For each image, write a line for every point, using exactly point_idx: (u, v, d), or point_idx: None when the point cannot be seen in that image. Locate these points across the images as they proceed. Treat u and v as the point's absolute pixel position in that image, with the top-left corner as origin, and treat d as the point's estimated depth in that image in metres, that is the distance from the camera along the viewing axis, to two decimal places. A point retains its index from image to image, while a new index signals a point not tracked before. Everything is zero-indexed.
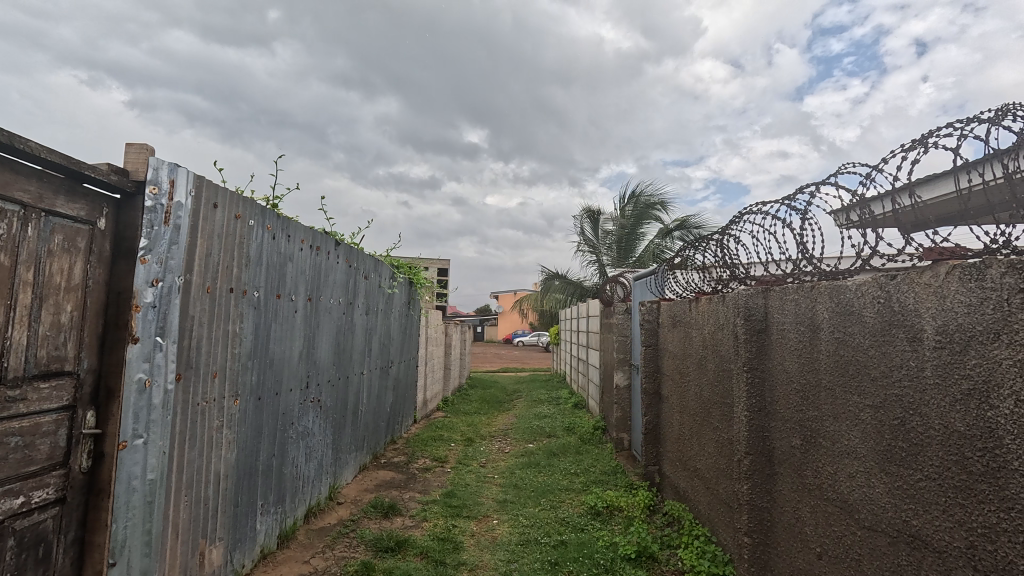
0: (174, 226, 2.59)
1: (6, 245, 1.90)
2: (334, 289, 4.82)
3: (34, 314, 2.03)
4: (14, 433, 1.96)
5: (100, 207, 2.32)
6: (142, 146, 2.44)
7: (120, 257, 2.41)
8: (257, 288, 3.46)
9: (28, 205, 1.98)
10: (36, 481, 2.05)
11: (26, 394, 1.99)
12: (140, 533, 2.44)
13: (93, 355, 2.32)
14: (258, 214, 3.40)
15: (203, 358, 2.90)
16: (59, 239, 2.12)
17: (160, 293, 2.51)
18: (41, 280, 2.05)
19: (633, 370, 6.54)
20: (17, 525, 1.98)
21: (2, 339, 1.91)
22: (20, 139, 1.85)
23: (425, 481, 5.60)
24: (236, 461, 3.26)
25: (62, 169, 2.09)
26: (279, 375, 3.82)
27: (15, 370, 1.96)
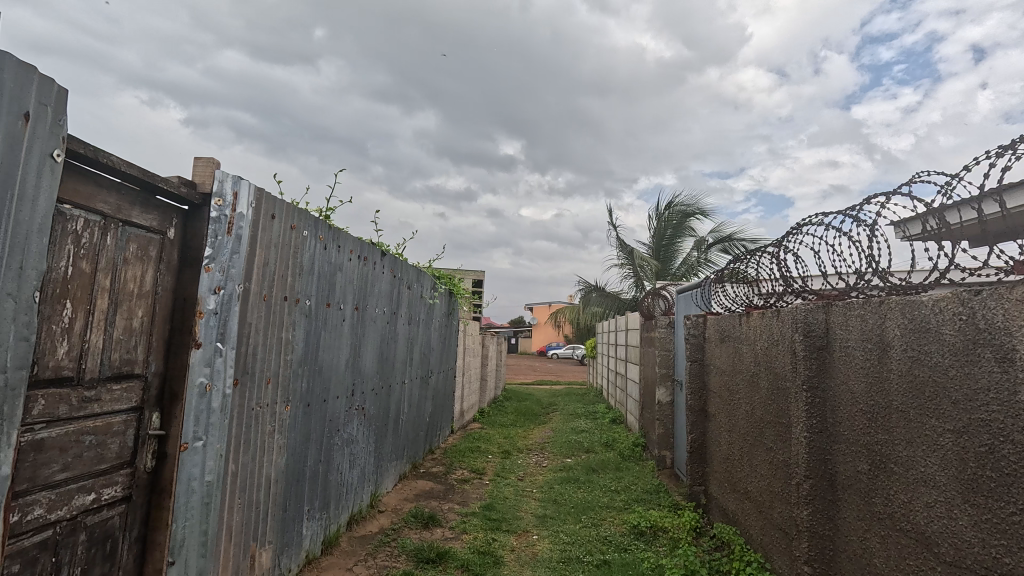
0: (236, 237, 2.70)
1: (87, 253, 2.02)
2: (379, 299, 4.91)
3: (110, 318, 2.14)
4: (88, 432, 2.06)
5: (170, 218, 2.44)
6: (208, 160, 2.55)
7: (186, 266, 2.52)
8: (309, 296, 3.55)
9: (108, 215, 2.10)
10: (106, 479, 2.16)
11: (100, 394, 2.10)
12: (197, 534, 2.52)
13: (159, 358, 2.42)
14: (311, 225, 3.51)
15: (258, 364, 2.99)
16: (133, 248, 2.24)
17: (221, 301, 2.61)
18: (116, 286, 2.17)
19: (676, 385, 6.37)
20: (88, 520, 2.09)
21: (83, 342, 2.03)
22: (104, 154, 1.98)
23: (464, 493, 5.59)
24: (286, 465, 3.34)
25: (138, 182, 2.21)
26: (327, 382, 3.90)
27: (92, 372, 2.08)
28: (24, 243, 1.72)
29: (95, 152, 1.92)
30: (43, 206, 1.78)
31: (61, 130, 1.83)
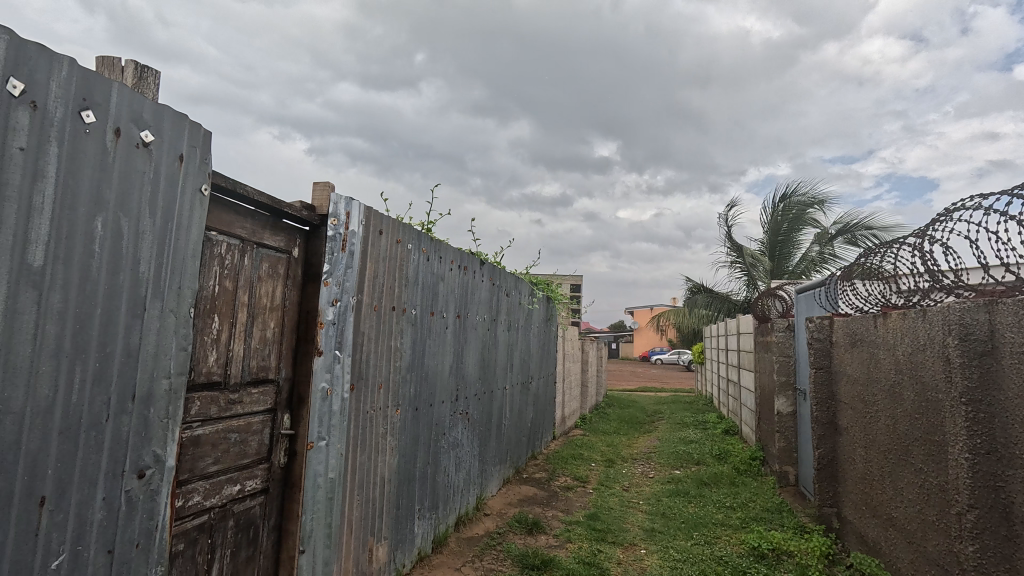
0: (349, 253, 2.95)
1: (230, 273, 2.31)
2: (479, 306, 5.05)
3: (248, 330, 2.43)
4: (233, 431, 2.35)
5: (295, 238, 2.71)
6: (324, 184, 2.80)
7: (308, 281, 2.78)
8: (414, 306, 3.76)
9: (245, 239, 2.39)
10: (248, 472, 2.43)
11: (241, 397, 2.39)
12: (323, 526, 2.78)
13: (288, 365, 2.69)
14: (415, 238, 3.71)
15: (371, 371, 3.21)
16: (265, 266, 2.52)
17: (338, 312, 2.86)
18: (252, 301, 2.45)
19: (799, 395, 5.79)
20: (235, 508, 2.38)
21: (228, 350, 2.32)
22: (240, 185, 2.27)
23: (568, 501, 5.54)
24: (398, 465, 3.55)
25: (268, 209, 2.49)
26: (433, 387, 4.09)
27: (236, 377, 2.37)
28: (182, 266, 2.03)
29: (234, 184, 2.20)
30: (195, 233, 2.08)
31: (207, 167, 2.14)
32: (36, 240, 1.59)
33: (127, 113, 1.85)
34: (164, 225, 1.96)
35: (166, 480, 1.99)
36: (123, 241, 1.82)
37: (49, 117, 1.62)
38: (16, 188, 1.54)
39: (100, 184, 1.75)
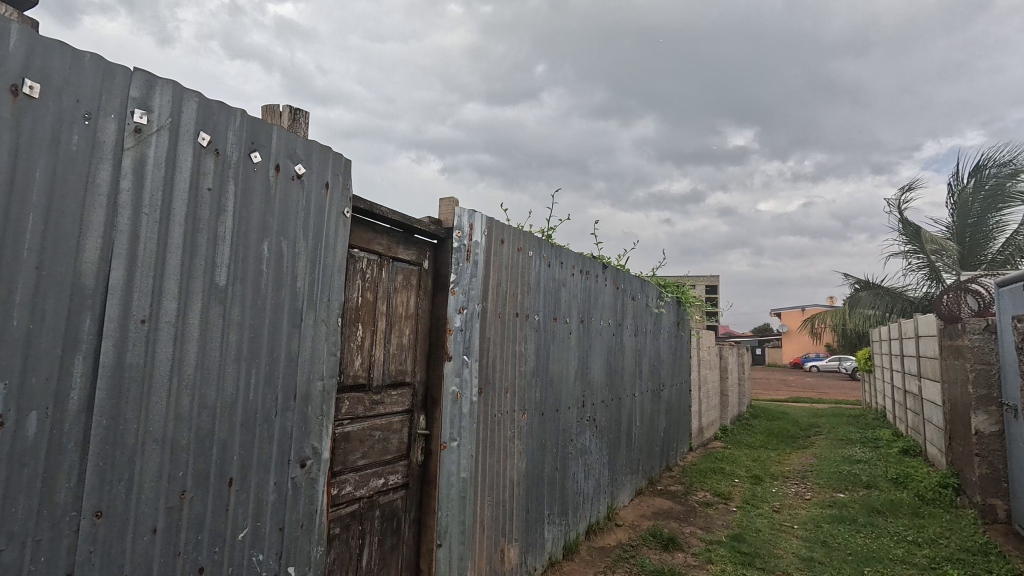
0: (473, 261, 3.62)
1: (370, 284, 3.06)
2: (604, 311, 5.00)
3: (388, 336, 3.18)
4: (376, 430, 3.08)
5: (425, 252, 3.44)
6: (450, 202, 3.55)
7: (437, 290, 3.48)
8: (538, 312, 4.14)
9: (382, 254, 3.17)
10: (390, 467, 3.14)
11: (384, 398, 3.12)
12: (457, 523, 3.36)
13: (422, 370, 3.37)
14: (535, 246, 4.18)
15: (497, 376, 3.73)
16: (399, 276, 3.26)
17: (465, 319, 3.51)
18: (390, 309, 3.19)
19: (1007, 414, 4.78)
20: (381, 500, 3.10)
21: (370, 357, 3.06)
22: (377, 208, 3.09)
23: (708, 518, 5.13)
24: (527, 468, 3.90)
25: (400, 226, 3.25)
26: (559, 393, 4.30)
27: (379, 379, 3.10)
28: (329, 279, 2.79)
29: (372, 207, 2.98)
30: (337, 251, 2.84)
31: (343, 193, 2.88)
32: (219, 265, 2.31)
33: (284, 152, 2.59)
34: (313, 248, 2.71)
35: (322, 470, 2.73)
36: (283, 260, 2.57)
37: (228, 160, 2.35)
38: (207, 221, 2.26)
39: (264, 216, 2.49)
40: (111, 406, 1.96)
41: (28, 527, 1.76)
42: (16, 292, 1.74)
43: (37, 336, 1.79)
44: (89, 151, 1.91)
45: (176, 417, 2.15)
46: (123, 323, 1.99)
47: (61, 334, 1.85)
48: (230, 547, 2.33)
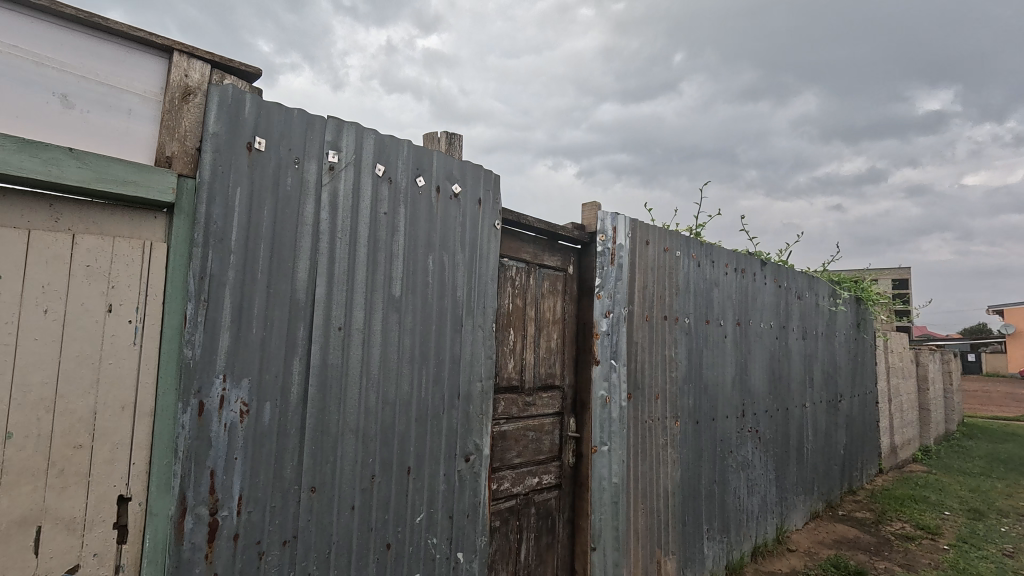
0: (617, 265, 3.66)
1: (519, 292, 3.30)
2: (763, 312, 4.71)
3: (537, 340, 3.39)
4: (530, 430, 3.31)
5: (569, 257, 3.62)
6: (592, 205, 3.60)
7: (582, 295, 3.63)
8: (688, 314, 4.08)
9: (529, 262, 3.39)
10: (544, 467, 3.35)
11: (535, 399, 3.33)
12: (610, 527, 3.43)
13: (571, 373, 3.56)
14: (683, 245, 4.09)
15: (648, 382, 3.77)
16: (547, 283, 3.48)
17: (611, 322, 3.58)
18: (538, 315, 3.41)
19: None
20: (536, 498, 3.31)
21: (523, 359, 3.30)
22: (523, 216, 3.25)
23: (909, 555, 4.36)
24: (682, 479, 3.90)
25: (546, 233, 3.44)
26: (715, 402, 4.21)
27: (531, 381, 3.33)
28: (484, 288, 3.03)
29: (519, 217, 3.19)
30: (491, 260, 3.07)
31: (494, 207, 3.11)
32: (395, 277, 2.64)
33: (444, 173, 2.87)
34: (470, 260, 2.96)
35: (483, 466, 2.96)
36: (446, 271, 2.85)
37: (399, 186, 2.67)
38: (384, 241, 2.61)
39: (430, 232, 2.79)
40: (320, 400, 2.36)
41: (268, 495, 2.21)
42: (254, 306, 2.21)
43: (270, 342, 2.24)
44: (300, 189, 2.35)
45: (365, 409, 2.51)
46: (326, 330, 2.40)
47: (286, 340, 2.29)
48: (410, 529, 2.63)
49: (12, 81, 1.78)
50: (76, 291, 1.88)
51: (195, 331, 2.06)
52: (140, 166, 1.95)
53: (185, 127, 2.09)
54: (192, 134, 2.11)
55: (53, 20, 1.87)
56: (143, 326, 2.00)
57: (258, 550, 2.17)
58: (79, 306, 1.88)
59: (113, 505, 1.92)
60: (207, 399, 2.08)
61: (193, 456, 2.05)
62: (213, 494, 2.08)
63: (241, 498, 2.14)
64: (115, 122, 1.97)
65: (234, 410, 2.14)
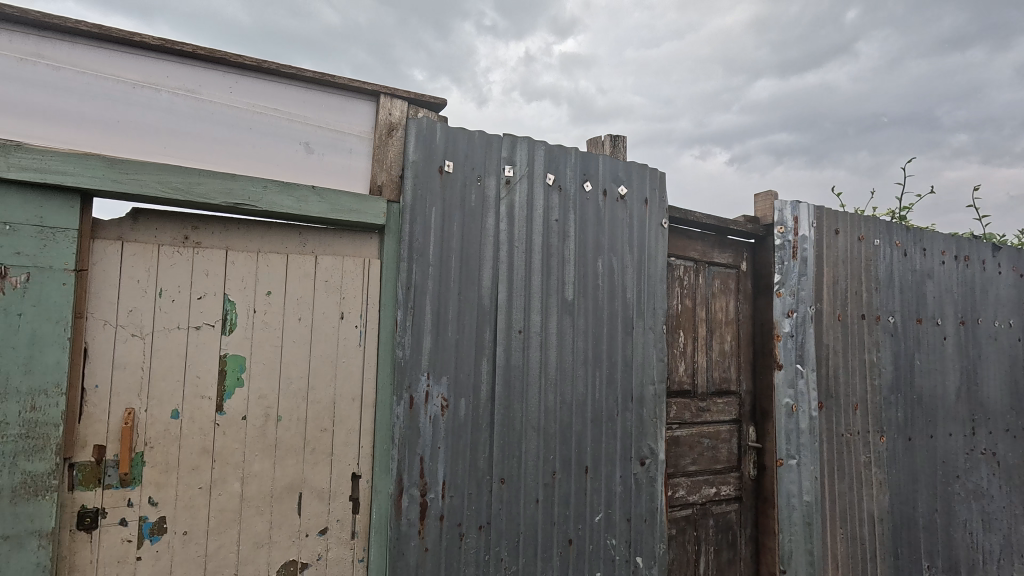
0: (801, 259, 3.29)
1: (688, 292, 3.19)
2: (999, 307, 3.83)
3: (709, 343, 3.23)
4: (705, 436, 3.16)
5: (742, 253, 3.38)
6: (767, 195, 3.31)
7: (758, 294, 3.37)
8: (892, 312, 3.51)
9: (698, 260, 3.25)
10: (721, 477, 3.18)
11: (709, 405, 3.18)
12: (803, 551, 3.10)
13: (748, 378, 3.33)
14: (884, 232, 3.53)
15: (843, 391, 3.32)
16: (717, 282, 3.30)
17: (795, 323, 3.24)
18: (709, 316, 3.25)
19: None
20: (714, 509, 3.14)
21: (694, 362, 3.17)
22: (690, 213, 3.13)
23: None
24: (892, 506, 3.37)
25: (714, 229, 3.27)
26: (934, 415, 3.55)
27: (703, 386, 3.18)
28: (654, 289, 2.97)
29: (686, 214, 3.09)
30: (659, 260, 3.00)
31: (661, 205, 3.03)
32: (567, 281, 2.73)
33: (610, 176, 2.89)
34: (639, 261, 2.93)
35: (660, 471, 2.89)
36: (615, 273, 2.86)
37: (568, 193, 2.76)
38: (557, 246, 2.71)
39: (599, 236, 2.83)
40: (505, 398, 2.55)
41: (465, 483, 2.44)
42: (449, 311, 2.46)
43: (463, 345, 2.48)
44: (483, 204, 2.56)
45: (545, 407, 2.63)
46: (508, 333, 2.57)
47: (475, 342, 2.51)
48: (590, 527, 2.69)
49: (273, 137, 2.24)
50: (320, 302, 2.30)
51: (404, 334, 2.37)
52: (361, 196, 2.33)
53: (391, 158, 2.43)
54: (395, 164, 2.43)
55: (297, 82, 2.30)
56: (366, 330, 2.37)
57: (459, 531, 2.42)
58: (321, 314, 2.30)
59: (349, 481, 2.31)
60: (416, 393, 2.38)
61: (407, 443, 2.36)
62: (423, 478, 2.37)
63: (444, 483, 2.40)
64: (341, 160, 2.36)
65: (437, 404, 2.41)
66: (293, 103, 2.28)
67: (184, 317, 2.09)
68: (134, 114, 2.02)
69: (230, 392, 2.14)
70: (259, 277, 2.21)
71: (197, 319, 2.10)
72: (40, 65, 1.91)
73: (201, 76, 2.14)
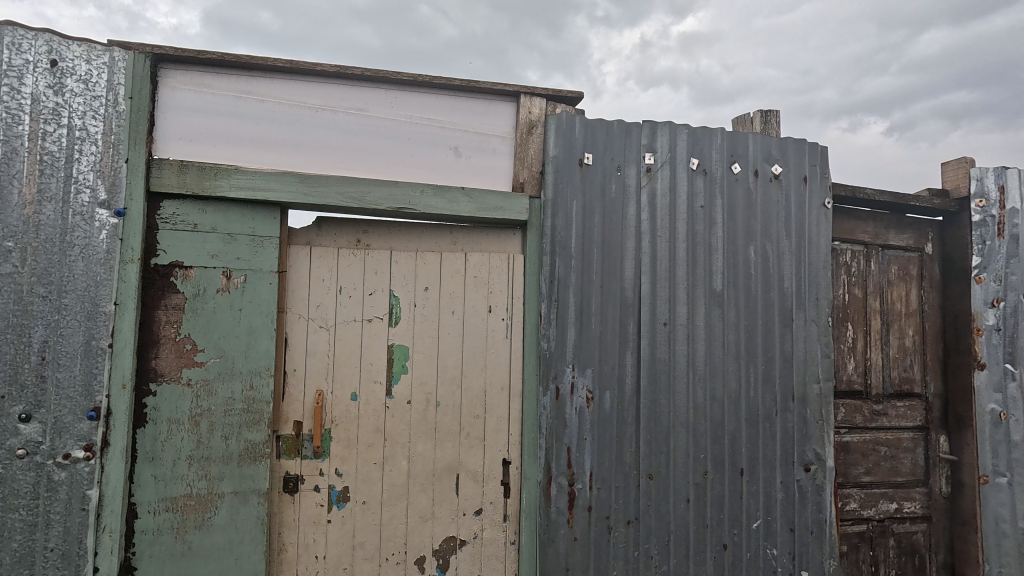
0: (1010, 237, 2.75)
1: (857, 280, 2.82)
2: None
3: (884, 338, 2.82)
4: (882, 444, 2.77)
5: (926, 233, 2.91)
6: (960, 164, 2.80)
7: (949, 280, 2.87)
8: None
9: (869, 243, 2.85)
10: (904, 492, 2.77)
11: (886, 409, 2.79)
12: None
13: (937, 380, 2.85)
14: None
15: None
16: (894, 268, 2.87)
17: (1001, 315, 2.74)
18: (884, 307, 2.84)
19: None
20: (895, 528, 2.75)
21: (865, 359, 2.79)
22: (860, 190, 2.77)
23: None
24: None
25: (890, 207, 2.86)
26: None
27: (879, 387, 2.79)
28: (817, 278, 2.67)
29: (855, 191, 2.74)
30: (823, 245, 2.69)
31: (823, 184, 2.72)
32: (716, 271, 2.57)
33: (761, 155, 2.66)
34: (797, 246, 2.66)
35: (828, 479, 2.60)
36: (770, 261, 2.63)
37: (714, 177, 2.60)
38: (703, 233, 2.57)
39: (750, 221, 2.62)
40: (651, 392, 2.48)
41: (613, 476, 2.43)
42: (592, 303, 2.46)
43: (607, 337, 2.46)
44: (623, 194, 2.52)
45: (694, 404, 2.51)
46: (653, 326, 2.50)
47: (619, 335, 2.47)
48: (747, 534, 2.51)
49: (427, 144, 2.42)
50: (471, 297, 2.45)
51: (549, 326, 2.42)
52: (505, 194, 2.43)
53: (532, 155, 2.49)
54: (536, 160, 2.49)
55: (446, 91, 2.47)
56: (512, 323, 2.47)
57: (608, 524, 2.41)
58: (472, 308, 2.44)
59: (501, 466, 2.43)
60: (562, 384, 2.41)
61: (554, 434, 2.40)
62: (571, 468, 2.40)
63: (592, 475, 2.41)
64: (485, 161, 2.48)
65: (582, 396, 2.43)
66: (444, 111, 2.45)
67: (358, 311, 2.35)
68: (318, 134, 2.33)
69: (397, 378, 2.37)
70: (418, 274, 2.41)
71: (369, 312, 2.36)
72: (253, 101, 2.28)
73: (367, 95, 2.39)
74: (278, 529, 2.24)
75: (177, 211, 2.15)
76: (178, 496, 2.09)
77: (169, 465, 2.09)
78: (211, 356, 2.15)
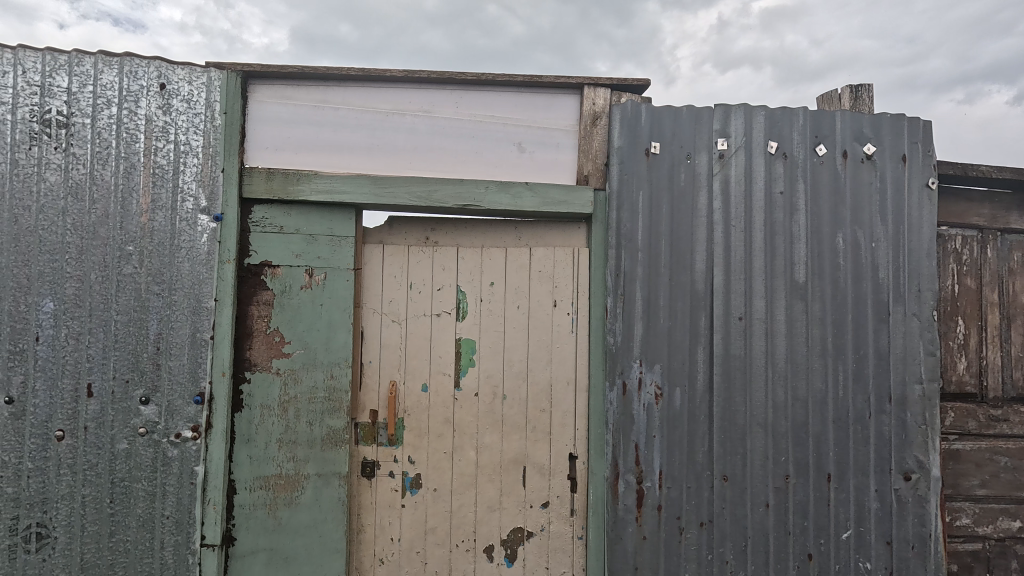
0: None
1: (970, 270, 2.51)
2: None
3: (1004, 334, 2.50)
4: (1002, 454, 2.46)
5: None
6: None
7: None
8: None
9: (984, 228, 2.53)
10: None
11: (1007, 414, 2.47)
12: None
13: None
14: None
15: None
16: (1017, 255, 2.54)
17: None
18: (1004, 300, 2.51)
19: None
20: (1018, 549, 2.43)
21: (980, 358, 2.49)
22: (972, 167, 2.47)
23: None
24: None
25: (1010, 185, 2.53)
26: None
27: (996, 390, 2.48)
28: (918, 267, 2.41)
29: (966, 168, 2.45)
30: (925, 230, 2.42)
31: (925, 163, 2.45)
32: (797, 261, 2.40)
33: (851, 135, 2.44)
34: (895, 233, 2.41)
35: (933, 490, 2.35)
36: (861, 250, 2.41)
37: (796, 161, 2.42)
38: (783, 221, 2.41)
39: (836, 206, 2.42)
40: (725, 390, 2.36)
41: (684, 476, 2.34)
42: (660, 297, 2.38)
43: (676, 332, 2.38)
44: (693, 182, 2.41)
45: (774, 403, 2.36)
46: (727, 320, 2.38)
47: (690, 329, 2.38)
48: (835, 544, 2.33)
49: (491, 141, 2.46)
50: (536, 291, 2.46)
51: (615, 321, 2.38)
52: (569, 187, 2.42)
53: (597, 146, 2.46)
54: (601, 152, 2.45)
55: (510, 87, 2.49)
56: (577, 318, 2.45)
57: (678, 525, 2.33)
58: (537, 302, 2.45)
59: (567, 460, 2.43)
60: (629, 380, 2.36)
61: (621, 430, 2.36)
62: (639, 466, 2.35)
63: (661, 474, 2.34)
64: (549, 155, 2.48)
65: (650, 392, 2.36)
66: (508, 108, 2.48)
67: (428, 306, 2.44)
68: (389, 136, 2.44)
69: (464, 370, 2.43)
70: (484, 270, 2.46)
71: (438, 307, 2.44)
72: (330, 109, 2.43)
73: (434, 97, 2.47)
74: (357, 510, 2.39)
75: (266, 215, 2.35)
76: (270, 475, 2.29)
77: (262, 446, 2.29)
78: (296, 348, 2.32)
